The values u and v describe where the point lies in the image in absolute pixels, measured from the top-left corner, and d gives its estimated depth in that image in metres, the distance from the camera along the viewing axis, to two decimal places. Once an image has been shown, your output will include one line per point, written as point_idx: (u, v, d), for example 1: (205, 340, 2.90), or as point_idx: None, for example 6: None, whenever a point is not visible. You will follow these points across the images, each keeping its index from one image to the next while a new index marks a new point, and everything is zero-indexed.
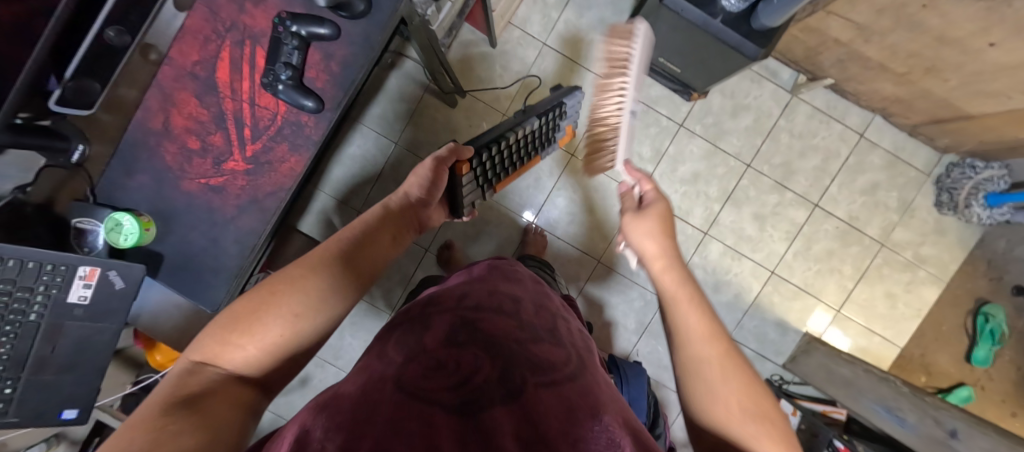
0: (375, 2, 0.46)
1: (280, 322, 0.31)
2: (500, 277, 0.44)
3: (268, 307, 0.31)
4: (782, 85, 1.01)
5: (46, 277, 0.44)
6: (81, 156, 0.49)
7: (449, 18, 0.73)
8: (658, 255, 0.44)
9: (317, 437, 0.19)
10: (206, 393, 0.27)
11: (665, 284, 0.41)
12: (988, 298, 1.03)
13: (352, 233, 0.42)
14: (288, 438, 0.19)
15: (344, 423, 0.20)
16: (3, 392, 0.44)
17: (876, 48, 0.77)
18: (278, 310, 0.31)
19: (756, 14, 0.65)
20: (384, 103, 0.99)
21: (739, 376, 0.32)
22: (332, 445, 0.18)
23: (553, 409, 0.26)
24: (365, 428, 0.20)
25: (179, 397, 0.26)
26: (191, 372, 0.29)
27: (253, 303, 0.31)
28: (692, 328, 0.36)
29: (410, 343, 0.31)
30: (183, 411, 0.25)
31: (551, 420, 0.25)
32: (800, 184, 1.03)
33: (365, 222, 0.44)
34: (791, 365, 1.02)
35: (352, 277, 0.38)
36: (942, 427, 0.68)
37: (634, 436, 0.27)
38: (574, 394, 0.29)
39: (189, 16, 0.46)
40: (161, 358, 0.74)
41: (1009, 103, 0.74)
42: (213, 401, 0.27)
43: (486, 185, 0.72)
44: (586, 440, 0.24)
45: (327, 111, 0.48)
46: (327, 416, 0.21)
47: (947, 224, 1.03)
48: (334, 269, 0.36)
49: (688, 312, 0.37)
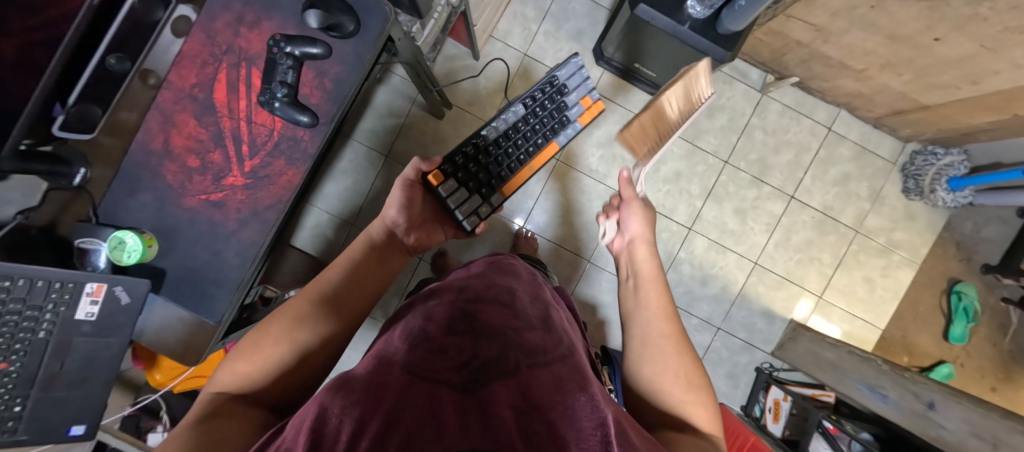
0: (364, 22, 0.49)
1: (279, 348, 0.37)
2: (499, 272, 0.46)
3: (265, 340, 0.37)
4: (752, 85, 1.07)
5: (55, 294, 0.46)
6: (84, 178, 0.50)
7: (433, 34, 0.77)
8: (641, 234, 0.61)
9: (335, 412, 0.21)
10: (220, 413, 0.32)
11: (639, 262, 0.58)
12: (960, 278, 1.09)
13: (340, 268, 0.47)
14: (308, 415, 0.22)
15: (357, 402, 0.22)
16: (14, 409, 0.48)
17: (834, 47, 0.82)
18: (276, 338, 0.37)
19: (720, 19, 0.70)
20: (374, 119, 1.02)
21: (683, 355, 0.45)
22: (350, 420, 0.20)
23: (545, 384, 0.28)
24: (377, 404, 0.22)
25: (199, 420, 0.31)
26: (209, 400, 0.34)
27: (257, 338, 0.38)
28: (652, 305, 0.51)
29: (414, 331, 0.33)
30: (199, 430, 0.29)
31: (542, 393, 0.27)
32: (777, 178, 1.08)
33: (352, 254, 0.49)
34: (779, 353, 1.06)
35: (339, 305, 0.43)
36: (920, 400, 0.71)
37: (616, 412, 0.30)
38: (564, 371, 0.31)
39: (187, 42, 0.49)
40: (160, 376, 0.74)
41: (959, 93, 0.79)
42: (225, 418, 0.31)
43: (483, 190, 0.71)
44: (574, 408, 0.26)
45: (321, 125, 0.51)
46: (342, 395, 0.23)
47: (916, 209, 1.08)
48: (323, 301, 0.42)
49: (651, 293, 0.53)
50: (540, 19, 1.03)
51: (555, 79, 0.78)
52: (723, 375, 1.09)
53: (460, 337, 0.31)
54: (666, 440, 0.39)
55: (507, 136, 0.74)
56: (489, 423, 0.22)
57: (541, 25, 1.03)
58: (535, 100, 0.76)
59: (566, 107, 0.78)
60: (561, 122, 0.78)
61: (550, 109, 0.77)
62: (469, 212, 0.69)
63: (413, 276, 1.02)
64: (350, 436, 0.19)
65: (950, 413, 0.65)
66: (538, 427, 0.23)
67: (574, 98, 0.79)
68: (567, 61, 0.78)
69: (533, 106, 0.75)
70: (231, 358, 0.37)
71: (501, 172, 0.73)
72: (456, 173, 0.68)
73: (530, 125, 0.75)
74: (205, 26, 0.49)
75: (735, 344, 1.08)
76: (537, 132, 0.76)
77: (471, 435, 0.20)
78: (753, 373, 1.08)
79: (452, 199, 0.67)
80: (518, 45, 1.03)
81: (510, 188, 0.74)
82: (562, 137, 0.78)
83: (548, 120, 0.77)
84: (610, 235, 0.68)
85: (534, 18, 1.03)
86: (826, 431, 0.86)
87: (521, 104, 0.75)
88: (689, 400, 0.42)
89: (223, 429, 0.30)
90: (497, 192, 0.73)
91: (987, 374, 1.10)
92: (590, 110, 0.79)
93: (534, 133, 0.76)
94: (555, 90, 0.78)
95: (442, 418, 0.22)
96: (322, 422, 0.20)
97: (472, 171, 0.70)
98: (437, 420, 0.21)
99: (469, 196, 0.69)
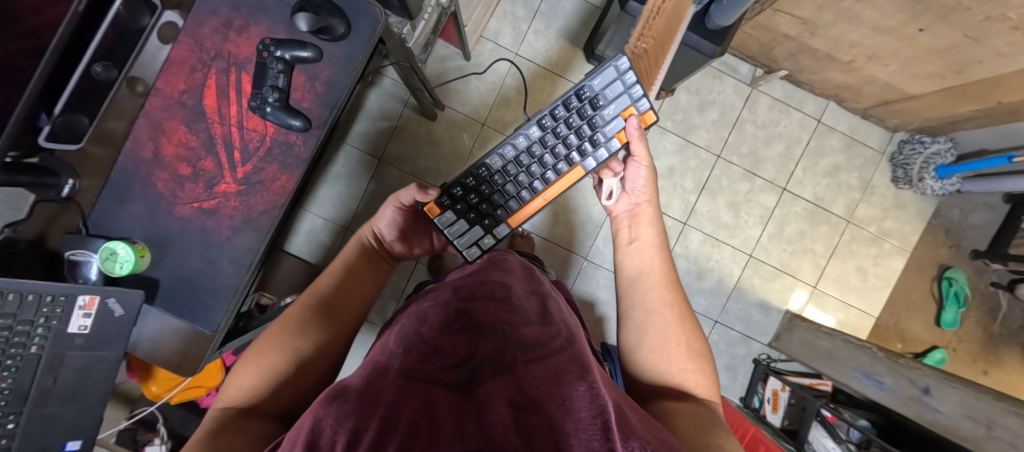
0: (354, 24, 0.49)
1: (284, 353, 0.39)
2: (494, 269, 0.47)
3: (267, 350, 0.39)
4: (741, 79, 1.08)
5: (46, 309, 0.46)
6: (72, 189, 0.49)
7: (424, 35, 0.76)
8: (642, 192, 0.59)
9: (330, 423, 0.21)
10: (231, 423, 0.33)
11: (637, 229, 0.58)
12: (950, 264, 1.11)
13: (335, 272, 0.51)
14: (303, 427, 0.22)
15: (352, 410, 0.22)
16: (6, 427, 0.47)
17: (821, 40, 0.83)
18: (280, 347, 0.40)
19: (709, 14, 0.70)
20: (366, 122, 1.01)
21: (683, 325, 0.48)
22: (345, 428, 0.20)
23: (544, 377, 0.28)
24: (371, 411, 0.22)
25: (210, 432, 0.31)
26: (218, 416, 0.34)
27: (260, 351, 0.39)
28: (654, 274, 0.53)
29: (409, 334, 0.33)
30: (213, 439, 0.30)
31: (539, 386, 0.27)
32: (768, 171, 1.09)
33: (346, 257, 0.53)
34: (775, 344, 1.07)
35: (334, 308, 0.46)
36: (916, 385, 0.72)
37: (617, 400, 0.29)
38: (562, 361, 0.31)
39: (174, 48, 0.48)
40: (156, 388, 0.73)
41: (944, 83, 0.80)
42: (236, 426, 0.32)
43: (486, 221, 0.57)
44: (572, 398, 0.26)
45: (314, 129, 0.50)
46: (337, 405, 0.23)
47: (906, 198, 1.09)
48: (318, 308, 0.45)
49: (653, 258, 0.54)
50: (530, 18, 1.03)
51: (585, 88, 0.56)
52: (722, 367, 1.09)
53: (455, 336, 0.31)
54: (664, 405, 0.42)
55: (518, 161, 0.57)
56: (486, 423, 0.22)
57: (531, 24, 1.03)
58: (558, 118, 0.57)
59: (599, 125, 0.57)
60: (591, 143, 0.57)
61: (576, 127, 0.56)
62: (469, 247, 0.58)
63: (410, 279, 1.02)
64: (345, 444, 0.19)
65: (945, 397, 0.66)
66: (535, 423, 0.23)
67: (610, 112, 0.56)
68: (603, 64, 0.55)
69: (554, 127, 0.56)
70: (238, 376, 0.38)
71: (508, 202, 0.58)
72: (454, 207, 0.57)
73: (547, 148, 0.57)
74: (193, 32, 0.48)
75: (732, 336, 1.09)
76: (558, 154, 0.57)
77: (466, 436, 0.20)
78: (751, 365, 1.09)
79: (450, 231, 0.57)
80: (509, 44, 1.03)
81: (518, 218, 0.59)
82: (591, 162, 0.57)
83: (570, 140, 0.57)
84: (615, 193, 0.60)
85: (524, 18, 1.03)
86: (824, 420, 0.87)
87: (537, 122, 0.57)
88: (694, 368, 0.45)
89: (233, 436, 0.31)
90: (501, 223, 0.58)
91: (980, 358, 1.12)
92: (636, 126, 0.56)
93: (551, 156, 0.57)
94: (586, 101, 0.56)
95: (437, 421, 0.22)
96: (317, 433, 0.20)
97: (473, 200, 0.57)
98: (433, 423, 0.21)
99: (468, 229, 0.57)
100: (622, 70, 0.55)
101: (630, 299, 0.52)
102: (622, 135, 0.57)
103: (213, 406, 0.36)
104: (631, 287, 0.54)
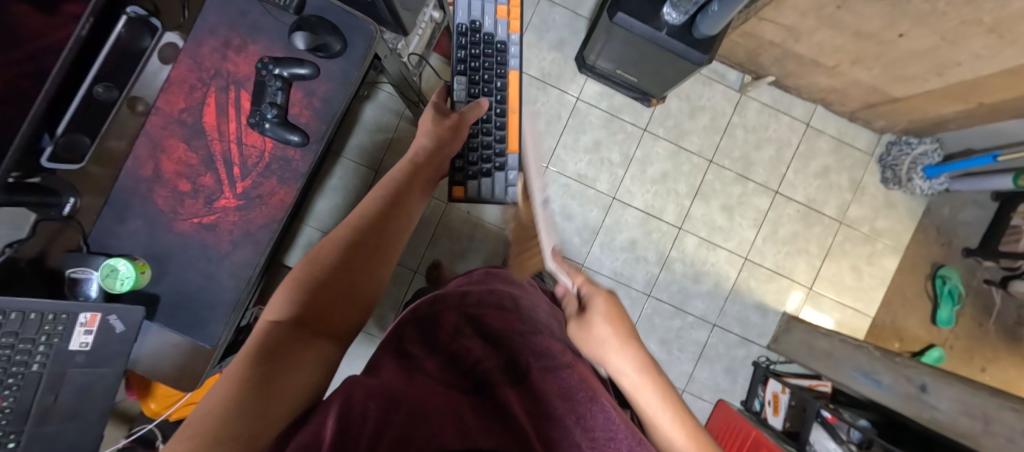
0: (349, 42, 0.51)
1: (332, 274, 0.40)
2: (501, 282, 0.48)
3: (318, 272, 0.40)
4: (730, 85, 1.10)
5: (48, 326, 0.46)
6: (73, 208, 0.50)
7: (419, 48, 0.77)
8: (624, 356, 0.42)
9: (358, 400, 0.22)
10: (279, 344, 0.33)
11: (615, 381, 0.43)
12: (943, 262, 1.12)
13: (382, 195, 0.49)
14: (331, 407, 0.23)
15: (380, 392, 0.24)
16: (7, 445, 0.47)
17: (805, 46, 0.85)
18: (328, 269, 0.40)
19: (695, 24, 0.72)
20: (362, 134, 1.02)
21: None
22: (373, 410, 0.21)
23: (558, 389, 0.28)
24: (397, 397, 0.23)
25: (259, 353, 0.32)
26: (265, 329, 0.34)
27: (314, 276, 0.39)
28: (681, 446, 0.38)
29: (426, 334, 0.34)
30: (265, 364, 0.31)
31: (558, 400, 0.27)
32: (760, 174, 1.11)
33: (393, 179, 0.51)
34: (774, 346, 1.07)
35: (376, 229, 0.45)
36: (913, 382, 0.73)
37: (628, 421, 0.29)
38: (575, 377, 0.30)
39: (174, 68, 0.49)
40: (156, 405, 0.73)
41: (927, 85, 0.82)
42: (285, 350, 0.33)
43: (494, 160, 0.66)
44: (586, 416, 0.26)
45: (312, 144, 0.51)
46: (364, 386, 0.24)
47: (896, 198, 1.11)
48: (359, 227, 0.45)
49: (670, 427, 0.39)
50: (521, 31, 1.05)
51: (462, 27, 0.68)
52: (722, 370, 1.09)
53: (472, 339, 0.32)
54: None
55: (477, 96, 0.66)
56: (507, 428, 0.22)
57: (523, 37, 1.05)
58: (466, 55, 0.67)
59: (493, 35, 0.69)
60: (503, 50, 0.69)
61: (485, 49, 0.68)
62: (506, 190, 0.66)
63: (409, 287, 1.03)
64: (377, 428, 0.20)
65: (942, 394, 0.67)
66: (554, 436, 0.23)
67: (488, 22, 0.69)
68: (456, 1, 0.69)
69: (468, 64, 0.67)
70: (282, 295, 0.38)
71: (496, 138, 0.67)
72: (469, 173, 0.66)
73: (485, 70, 0.67)
74: (192, 51, 0.49)
75: (731, 339, 1.10)
76: (490, 79, 0.68)
77: (488, 436, 0.21)
78: (750, 367, 1.09)
79: (483, 192, 0.66)
80: None
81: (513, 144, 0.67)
82: (513, 61, 0.69)
83: (488, 62, 0.68)
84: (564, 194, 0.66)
85: None
86: (824, 420, 0.87)
87: (457, 75, 0.66)
88: None
89: (289, 372, 0.31)
90: (506, 154, 0.67)
91: (977, 355, 1.12)
92: (511, 14, 0.70)
93: (485, 78, 0.67)
94: (469, 31, 0.68)
95: (460, 413, 0.23)
96: (348, 408, 0.22)
97: (478, 160, 0.66)
98: (459, 419, 0.22)
99: (494, 181, 0.67)
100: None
101: None
102: (515, 20, 0.70)
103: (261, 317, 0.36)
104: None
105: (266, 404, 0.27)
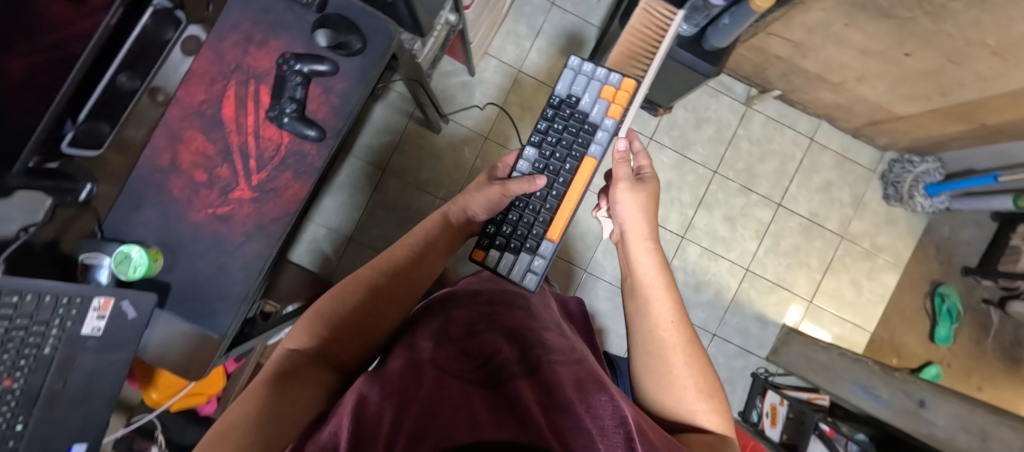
0: (369, 40, 0.52)
1: (352, 310, 0.42)
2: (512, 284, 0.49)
3: (340, 311, 0.42)
4: (736, 98, 1.11)
5: (62, 310, 0.47)
6: (89, 194, 0.50)
7: (433, 51, 0.78)
8: (645, 233, 0.52)
9: (374, 400, 0.23)
10: (293, 370, 0.35)
11: (626, 252, 0.53)
12: (942, 280, 1.13)
13: (412, 245, 0.50)
14: (347, 406, 0.23)
15: (394, 392, 0.24)
16: (15, 428, 0.47)
17: (812, 61, 0.87)
18: (349, 308, 0.42)
19: (705, 36, 0.73)
20: (371, 134, 1.03)
21: (696, 364, 0.43)
22: (388, 408, 0.22)
23: (569, 383, 0.28)
24: (412, 395, 0.24)
25: (275, 376, 0.34)
26: (285, 356, 0.37)
27: (335, 312, 0.42)
28: (663, 314, 0.46)
29: (437, 331, 0.34)
30: (277, 384, 0.33)
31: (568, 391, 0.27)
32: (763, 186, 1.12)
33: (427, 231, 0.53)
34: (773, 357, 1.08)
35: (400, 276, 0.47)
36: (911, 398, 0.73)
37: (638, 415, 0.29)
38: (585, 373, 0.31)
39: (196, 60, 0.50)
40: (157, 395, 0.73)
41: (931, 104, 0.84)
42: (297, 374, 0.34)
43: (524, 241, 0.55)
44: (596, 406, 0.26)
45: (328, 139, 0.52)
46: (380, 386, 0.25)
47: (896, 214, 1.12)
48: (385, 271, 0.46)
49: (661, 299, 0.47)
50: (533, 36, 1.07)
51: (555, 97, 0.59)
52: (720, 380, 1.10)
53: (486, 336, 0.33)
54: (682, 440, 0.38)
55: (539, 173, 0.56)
56: (518, 418, 0.23)
57: (534, 42, 1.07)
58: (545, 130, 0.58)
59: (586, 115, 0.57)
60: (588, 131, 0.57)
61: (569, 126, 0.57)
62: (523, 275, 0.54)
63: None
64: (392, 426, 0.20)
65: (940, 410, 0.67)
66: (564, 426, 0.23)
67: (588, 102, 0.58)
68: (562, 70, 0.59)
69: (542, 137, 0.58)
70: (305, 326, 0.41)
71: (540, 217, 0.55)
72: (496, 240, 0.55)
73: (558, 150, 0.57)
74: (215, 45, 0.50)
75: (731, 349, 1.10)
76: (562, 158, 0.57)
77: (499, 429, 0.21)
78: (749, 378, 1.09)
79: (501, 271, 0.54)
80: (512, 61, 1.07)
81: (556, 231, 0.55)
82: (595, 148, 0.56)
83: (565, 143, 0.57)
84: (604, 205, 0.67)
85: (527, 36, 1.07)
86: (823, 433, 0.87)
87: (529, 143, 0.58)
88: (707, 408, 0.40)
89: (297, 391, 0.32)
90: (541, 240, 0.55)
91: (974, 373, 1.13)
92: (617, 98, 0.57)
93: (558, 156, 0.57)
94: (561, 104, 0.59)
95: (472, 408, 0.23)
96: (363, 408, 0.22)
97: (508, 231, 0.55)
98: (472, 413, 0.22)
99: (517, 259, 0.54)
100: (578, 68, 0.59)
101: (636, 328, 0.47)
102: (614, 109, 0.56)
103: (283, 344, 0.39)
104: (631, 325, 0.48)
105: (273, 416, 0.29)
